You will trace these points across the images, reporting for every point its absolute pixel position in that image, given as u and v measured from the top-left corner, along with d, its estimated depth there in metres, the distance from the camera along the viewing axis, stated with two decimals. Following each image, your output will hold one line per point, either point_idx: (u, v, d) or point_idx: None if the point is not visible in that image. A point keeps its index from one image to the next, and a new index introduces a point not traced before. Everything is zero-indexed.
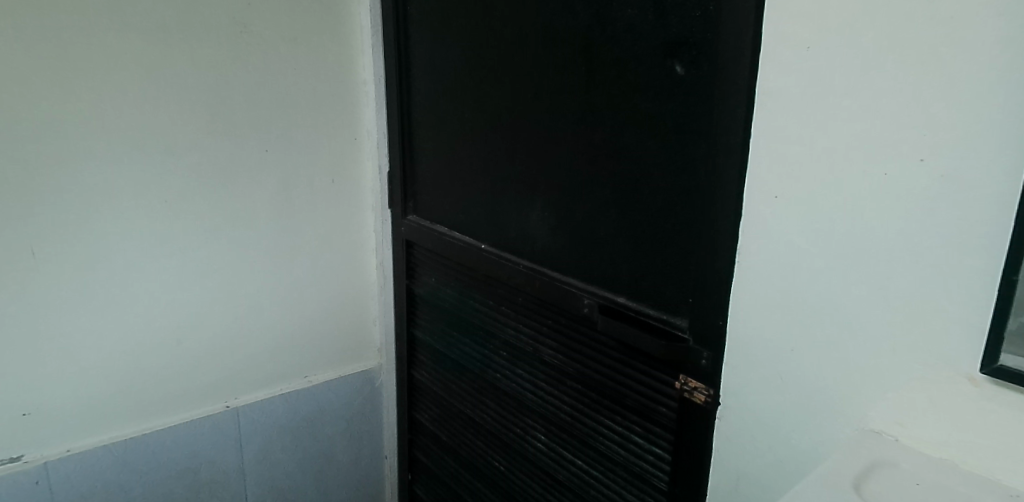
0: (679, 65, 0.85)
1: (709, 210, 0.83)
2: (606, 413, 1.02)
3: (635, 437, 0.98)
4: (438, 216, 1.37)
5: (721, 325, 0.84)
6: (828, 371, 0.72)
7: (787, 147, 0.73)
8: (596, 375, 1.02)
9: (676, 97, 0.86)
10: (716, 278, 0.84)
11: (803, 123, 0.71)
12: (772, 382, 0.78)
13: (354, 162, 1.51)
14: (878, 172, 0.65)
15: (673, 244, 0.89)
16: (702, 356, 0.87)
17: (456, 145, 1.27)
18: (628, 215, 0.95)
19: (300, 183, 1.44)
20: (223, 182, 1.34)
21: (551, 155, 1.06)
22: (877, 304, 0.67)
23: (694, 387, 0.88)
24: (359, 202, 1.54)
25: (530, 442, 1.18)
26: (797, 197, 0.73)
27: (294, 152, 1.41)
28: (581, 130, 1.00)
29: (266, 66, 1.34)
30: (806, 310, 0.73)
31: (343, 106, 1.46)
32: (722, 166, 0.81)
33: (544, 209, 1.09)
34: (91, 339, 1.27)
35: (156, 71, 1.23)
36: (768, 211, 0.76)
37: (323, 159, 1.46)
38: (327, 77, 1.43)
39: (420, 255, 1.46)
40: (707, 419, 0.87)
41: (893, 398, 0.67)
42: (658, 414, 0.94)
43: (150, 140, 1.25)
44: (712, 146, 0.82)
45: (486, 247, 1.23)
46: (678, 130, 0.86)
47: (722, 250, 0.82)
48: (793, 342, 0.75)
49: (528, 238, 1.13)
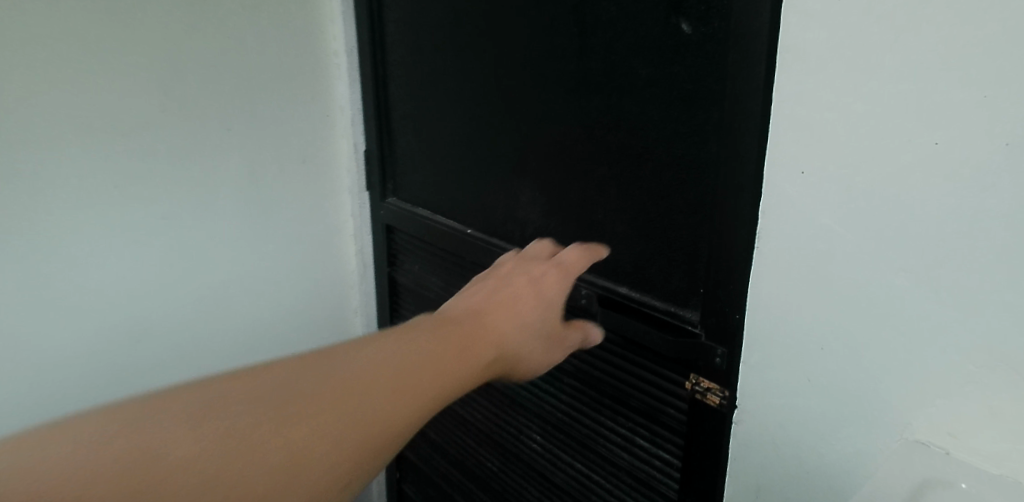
0: (685, 23, 0.74)
1: (721, 189, 0.72)
2: (607, 413, 0.93)
3: (640, 439, 0.89)
4: (420, 198, 1.26)
5: (738, 319, 0.73)
6: (863, 373, 0.63)
7: (814, 114, 0.62)
8: (595, 373, 0.94)
9: (681, 59, 0.75)
10: (731, 267, 0.73)
11: (832, 87, 0.60)
12: (798, 384, 0.69)
13: (326, 141, 1.39)
14: (925, 142, 0.55)
15: (683, 229, 0.78)
16: (715, 354, 0.76)
17: (438, 117, 1.15)
18: (629, 195, 0.84)
19: (267, 164, 1.32)
20: (180, 165, 1.22)
21: (542, 132, 0.95)
22: (922, 297, 0.57)
23: (708, 388, 0.78)
24: (335, 184, 1.44)
25: (524, 442, 1.10)
26: (826, 173, 0.62)
27: (259, 132, 1.30)
28: (575, 101, 0.89)
29: (225, 37, 1.21)
30: (839, 304, 0.63)
31: (313, 78, 1.34)
32: (738, 140, 0.70)
33: (535, 190, 0.99)
34: (41, 342, 1.16)
35: (100, 44, 1.10)
36: (793, 189, 0.65)
37: (292, 138, 1.34)
38: (294, 48, 1.30)
39: (402, 241, 1.35)
40: (721, 423, 0.77)
41: (944, 405, 0.58)
42: (665, 417, 0.84)
43: (96, 121, 1.12)
44: (724, 116, 0.70)
45: (473, 232, 1.13)
46: (685, 97, 0.75)
47: (739, 235, 0.71)
48: (822, 341, 0.65)
49: (518, 222, 1.03)
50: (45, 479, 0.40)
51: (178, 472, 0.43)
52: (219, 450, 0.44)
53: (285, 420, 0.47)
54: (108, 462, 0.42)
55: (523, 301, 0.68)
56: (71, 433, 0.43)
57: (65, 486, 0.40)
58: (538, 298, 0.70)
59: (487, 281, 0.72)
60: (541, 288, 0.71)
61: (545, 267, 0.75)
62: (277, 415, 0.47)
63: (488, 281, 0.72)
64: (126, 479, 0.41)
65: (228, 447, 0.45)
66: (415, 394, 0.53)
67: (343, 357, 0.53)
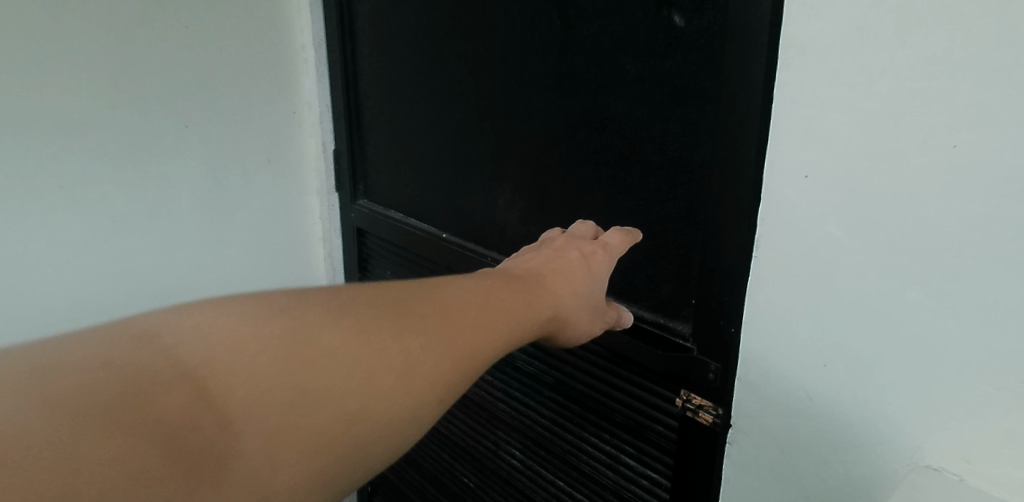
0: (676, 15, 0.69)
1: (717, 194, 0.67)
2: (591, 430, 0.88)
3: (626, 458, 0.84)
4: (392, 200, 1.20)
5: (734, 333, 0.69)
6: (869, 393, 0.58)
7: (820, 113, 0.57)
8: (577, 387, 0.89)
9: (673, 54, 0.70)
10: (726, 277, 0.68)
11: (840, 84, 0.55)
12: (799, 405, 0.64)
13: (293, 139, 1.32)
14: (942, 145, 0.50)
15: (673, 236, 0.74)
16: (709, 370, 0.72)
17: (412, 115, 1.09)
18: (616, 199, 0.79)
19: (228, 164, 1.25)
20: (134, 164, 1.15)
21: (522, 131, 0.89)
22: (935, 313, 0.53)
23: (700, 405, 0.73)
24: (302, 185, 1.36)
25: (502, 458, 1.04)
26: (832, 177, 0.57)
27: (219, 130, 1.22)
28: (558, 98, 0.83)
29: (184, 28, 1.13)
30: (844, 319, 0.59)
31: (279, 73, 1.27)
32: (736, 141, 0.65)
33: (514, 193, 0.93)
34: None
35: (45, 34, 1.01)
36: (794, 193, 0.60)
37: (256, 136, 1.27)
38: (258, 40, 1.23)
39: (374, 245, 1.29)
40: (714, 443, 0.73)
41: (957, 428, 0.54)
42: (654, 434, 0.80)
43: (40, 117, 1.04)
44: (721, 115, 0.65)
45: (449, 237, 1.07)
46: (677, 95, 0.70)
47: (735, 244, 0.67)
48: (826, 358, 0.61)
49: (496, 226, 0.98)
50: (194, 351, 0.40)
51: (316, 358, 0.43)
52: (349, 344, 0.44)
53: (404, 327, 0.47)
54: (254, 340, 0.41)
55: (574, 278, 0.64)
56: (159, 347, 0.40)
57: (217, 358, 0.40)
58: (591, 274, 0.66)
59: (538, 249, 0.69)
60: (592, 266, 0.66)
61: (595, 244, 0.69)
62: (396, 323, 0.47)
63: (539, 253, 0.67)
64: (271, 355, 0.41)
65: (357, 342, 0.45)
66: (500, 328, 0.53)
67: (440, 287, 0.53)
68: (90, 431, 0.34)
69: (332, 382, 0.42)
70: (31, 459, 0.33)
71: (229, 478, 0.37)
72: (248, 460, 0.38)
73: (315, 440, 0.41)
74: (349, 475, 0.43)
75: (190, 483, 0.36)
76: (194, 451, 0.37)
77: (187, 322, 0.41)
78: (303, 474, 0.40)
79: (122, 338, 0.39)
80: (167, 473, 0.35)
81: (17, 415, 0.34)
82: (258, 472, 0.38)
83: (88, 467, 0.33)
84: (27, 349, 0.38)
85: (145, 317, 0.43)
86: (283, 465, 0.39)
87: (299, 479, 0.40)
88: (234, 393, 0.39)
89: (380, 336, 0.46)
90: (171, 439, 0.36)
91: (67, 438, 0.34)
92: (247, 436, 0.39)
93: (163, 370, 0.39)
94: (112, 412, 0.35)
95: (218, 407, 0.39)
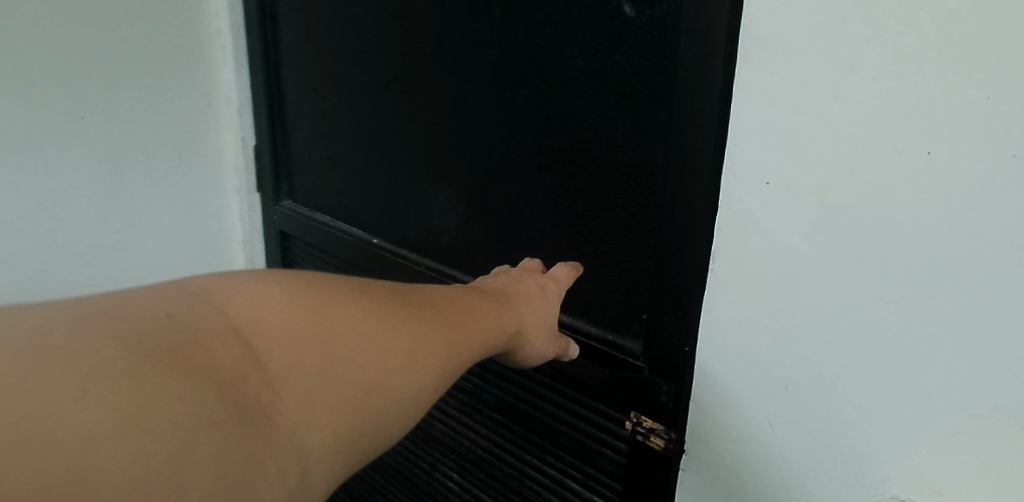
0: (627, 5, 0.63)
1: (670, 202, 0.62)
2: (534, 452, 0.82)
3: (571, 483, 0.78)
4: (318, 202, 1.11)
5: (689, 352, 0.64)
6: (830, 419, 0.54)
7: (783, 115, 0.52)
8: (520, 406, 0.83)
9: (623, 47, 0.64)
10: (680, 291, 0.63)
11: (805, 83, 0.50)
12: (757, 431, 0.59)
13: (209, 134, 1.21)
14: (916, 151, 0.46)
15: (624, 246, 0.68)
16: (661, 391, 0.67)
17: (339, 110, 1.00)
18: (560, 204, 0.73)
19: (132, 159, 1.13)
20: (20, 160, 1.02)
21: (460, 129, 0.82)
22: (905, 336, 0.49)
23: (651, 429, 0.68)
24: (220, 184, 1.26)
25: (438, 481, 0.97)
26: (795, 184, 0.52)
27: (123, 122, 1.10)
28: (498, 94, 0.76)
29: (77, 7, 1.01)
30: (805, 339, 0.54)
31: (191, 60, 1.15)
32: (692, 145, 0.59)
33: (451, 196, 0.86)
34: None
35: None
36: (754, 202, 0.55)
37: (166, 130, 1.15)
38: (167, 24, 1.11)
39: (299, 250, 1.20)
40: (666, 469, 0.67)
41: (927, 458, 0.49)
42: (601, 458, 0.74)
43: None
44: (675, 116, 0.60)
45: (381, 242, 0.99)
46: (626, 92, 0.64)
47: (690, 256, 0.61)
48: (786, 380, 0.56)
49: (432, 232, 0.90)
50: (237, 312, 0.37)
51: (350, 331, 0.40)
52: (377, 321, 0.42)
53: (412, 313, 0.45)
54: (292, 308, 0.39)
55: (533, 304, 0.60)
56: (189, 305, 0.36)
57: (261, 319, 0.37)
58: (548, 302, 0.63)
59: (495, 276, 0.65)
60: (549, 297, 0.64)
61: (544, 277, 0.66)
62: (408, 303, 0.46)
63: (494, 277, 0.64)
64: (309, 322, 0.39)
65: (384, 318, 0.43)
66: (485, 327, 0.51)
67: (427, 288, 0.51)
68: (142, 385, 0.31)
69: (364, 354, 0.40)
70: (83, 411, 0.29)
71: (276, 443, 0.34)
72: (287, 426, 0.35)
73: (349, 413, 0.38)
74: (366, 454, 0.40)
75: (241, 449, 0.33)
76: (242, 412, 0.34)
77: (223, 286, 0.38)
78: (336, 450, 0.37)
79: (174, 297, 0.36)
80: (221, 435, 0.32)
81: (64, 365, 0.30)
82: (296, 441, 0.35)
83: (142, 426, 0.30)
84: (58, 304, 0.34)
85: (160, 283, 0.38)
86: (320, 437, 0.36)
87: (329, 453, 0.37)
88: (276, 356, 0.36)
89: (404, 317, 0.44)
90: (226, 397, 0.33)
91: (124, 392, 0.30)
92: (291, 399, 0.36)
93: (211, 326, 0.35)
94: (164, 365, 0.32)
95: (263, 368, 0.35)
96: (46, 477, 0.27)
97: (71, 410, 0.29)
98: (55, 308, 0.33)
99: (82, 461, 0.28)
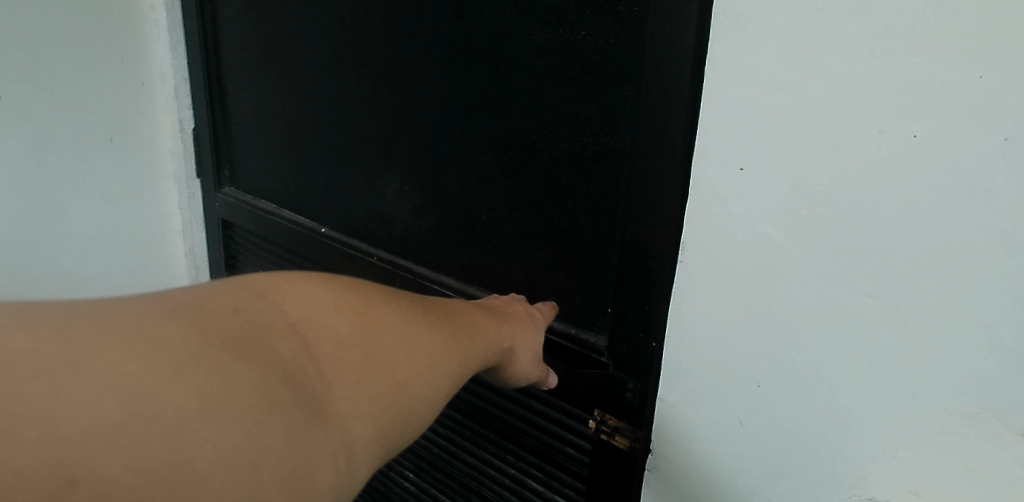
0: None
1: (637, 189, 0.58)
2: (493, 451, 0.78)
3: (532, 483, 0.74)
4: (262, 189, 1.04)
5: (656, 348, 0.60)
6: (803, 417, 0.51)
7: (757, 96, 0.48)
8: (478, 404, 0.79)
9: (586, 22, 0.59)
10: (647, 284, 0.60)
11: (782, 61, 0.46)
12: (728, 430, 0.56)
13: (142, 116, 1.13)
14: (898, 135, 0.43)
15: (589, 236, 0.64)
16: (626, 388, 0.64)
17: (282, 91, 0.93)
18: (519, 190, 0.69)
19: (58, 143, 1.04)
20: None
21: (413, 111, 0.77)
22: (885, 332, 0.46)
23: (615, 428, 0.65)
24: (156, 170, 1.17)
25: (392, 481, 0.92)
26: (770, 169, 0.49)
27: (46, 102, 1.01)
28: (453, 72, 0.71)
29: None
30: (778, 334, 0.51)
31: (121, 36, 1.07)
32: (660, 128, 0.56)
33: (404, 182, 0.81)
34: None
35: None
36: (726, 188, 0.52)
37: (95, 111, 1.07)
38: None
39: (243, 239, 1.13)
40: (631, 469, 0.64)
41: (906, 458, 0.47)
42: (564, 458, 0.71)
43: None
44: (643, 97, 0.56)
45: (330, 232, 0.93)
46: (590, 70, 0.60)
47: (658, 246, 0.58)
48: (758, 377, 0.53)
49: (383, 219, 0.85)
50: (294, 309, 0.36)
51: (384, 326, 0.39)
52: (406, 321, 0.40)
53: (432, 318, 0.43)
54: (338, 305, 0.38)
55: (529, 330, 0.57)
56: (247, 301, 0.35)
57: (312, 314, 0.36)
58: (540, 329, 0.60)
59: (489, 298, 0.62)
60: (538, 324, 0.60)
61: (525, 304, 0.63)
62: (428, 309, 0.44)
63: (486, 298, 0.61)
64: (352, 319, 0.38)
65: (415, 320, 0.41)
66: (487, 336, 0.49)
67: (444, 301, 0.49)
68: (228, 369, 0.30)
69: (398, 351, 0.38)
70: (176, 396, 0.28)
71: (330, 432, 0.33)
72: (338, 418, 0.34)
73: (392, 407, 0.37)
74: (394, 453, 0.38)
75: (307, 438, 0.31)
76: (306, 403, 0.32)
77: (277, 283, 0.38)
78: (376, 446, 0.36)
79: (234, 292, 0.35)
80: (293, 423, 0.31)
81: (159, 346, 0.29)
82: (345, 434, 0.34)
83: (230, 413, 0.29)
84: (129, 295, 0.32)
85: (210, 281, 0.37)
86: (366, 431, 0.35)
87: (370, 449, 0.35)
88: (325, 350, 0.35)
89: (429, 316, 0.43)
90: (292, 387, 0.32)
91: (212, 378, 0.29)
92: (338, 391, 0.34)
93: (273, 321, 0.34)
94: (238, 352, 0.31)
95: (316, 359, 0.34)
96: (151, 455, 0.26)
97: (169, 393, 0.28)
98: (131, 298, 0.32)
99: (176, 445, 0.27)
